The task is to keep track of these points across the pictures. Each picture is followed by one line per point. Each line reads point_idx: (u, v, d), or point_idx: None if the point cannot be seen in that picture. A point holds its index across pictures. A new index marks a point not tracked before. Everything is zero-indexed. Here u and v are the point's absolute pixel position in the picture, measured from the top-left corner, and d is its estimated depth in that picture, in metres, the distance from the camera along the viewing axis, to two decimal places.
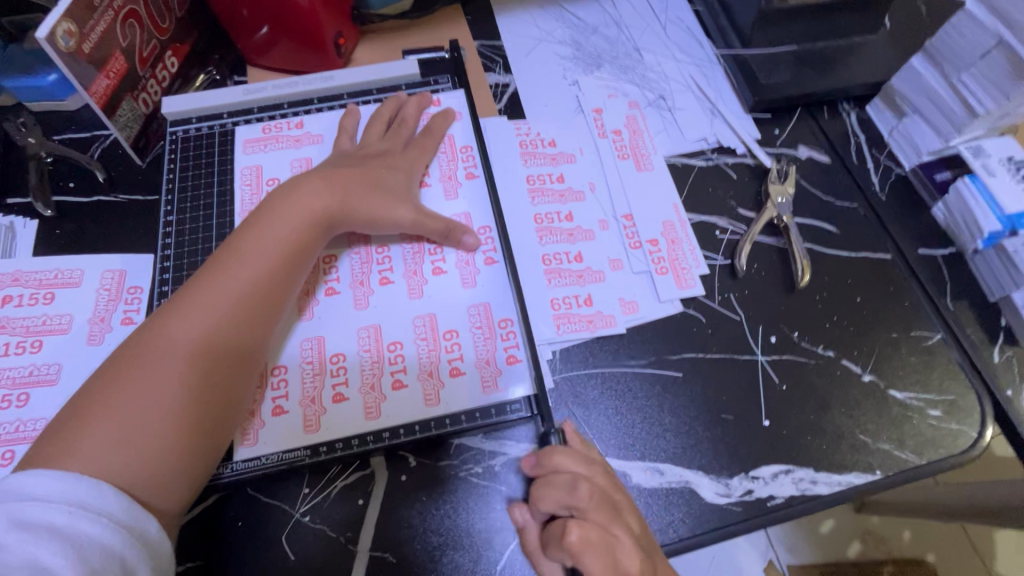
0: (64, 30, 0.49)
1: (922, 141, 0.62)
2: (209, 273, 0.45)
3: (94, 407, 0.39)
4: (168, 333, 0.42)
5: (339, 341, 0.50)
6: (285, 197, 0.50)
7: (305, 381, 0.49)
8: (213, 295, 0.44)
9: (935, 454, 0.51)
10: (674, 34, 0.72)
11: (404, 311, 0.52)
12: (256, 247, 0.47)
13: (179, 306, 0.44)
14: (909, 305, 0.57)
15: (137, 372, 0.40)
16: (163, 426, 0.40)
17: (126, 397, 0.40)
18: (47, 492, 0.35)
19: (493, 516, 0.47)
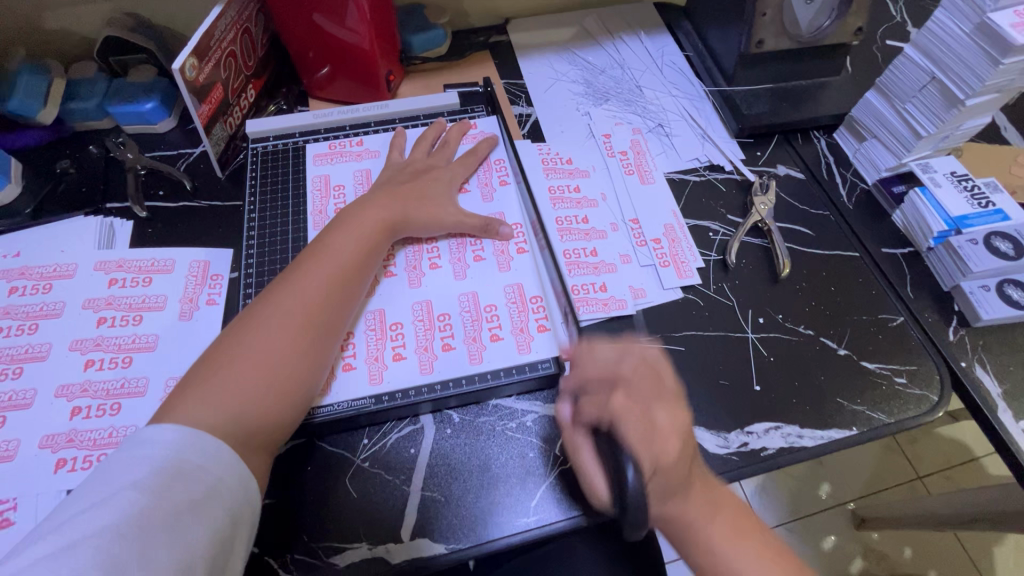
0: (190, 64, 0.61)
1: (880, 160, 0.73)
2: (300, 267, 0.56)
3: (217, 365, 0.48)
4: (273, 311, 0.52)
5: (398, 313, 0.60)
6: (361, 206, 0.61)
7: (366, 342, 0.58)
8: (307, 281, 0.54)
9: (902, 414, 0.59)
10: (669, 75, 0.86)
11: (450, 289, 0.62)
12: (336, 246, 0.57)
13: (277, 293, 0.53)
14: (875, 293, 0.67)
15: (243, 342, 0.50)
16: (270, 378, 0.49)
17: (236, 359, 0.49)
18: (169, 440, 0.43)
19: (526, 462, 0.55)
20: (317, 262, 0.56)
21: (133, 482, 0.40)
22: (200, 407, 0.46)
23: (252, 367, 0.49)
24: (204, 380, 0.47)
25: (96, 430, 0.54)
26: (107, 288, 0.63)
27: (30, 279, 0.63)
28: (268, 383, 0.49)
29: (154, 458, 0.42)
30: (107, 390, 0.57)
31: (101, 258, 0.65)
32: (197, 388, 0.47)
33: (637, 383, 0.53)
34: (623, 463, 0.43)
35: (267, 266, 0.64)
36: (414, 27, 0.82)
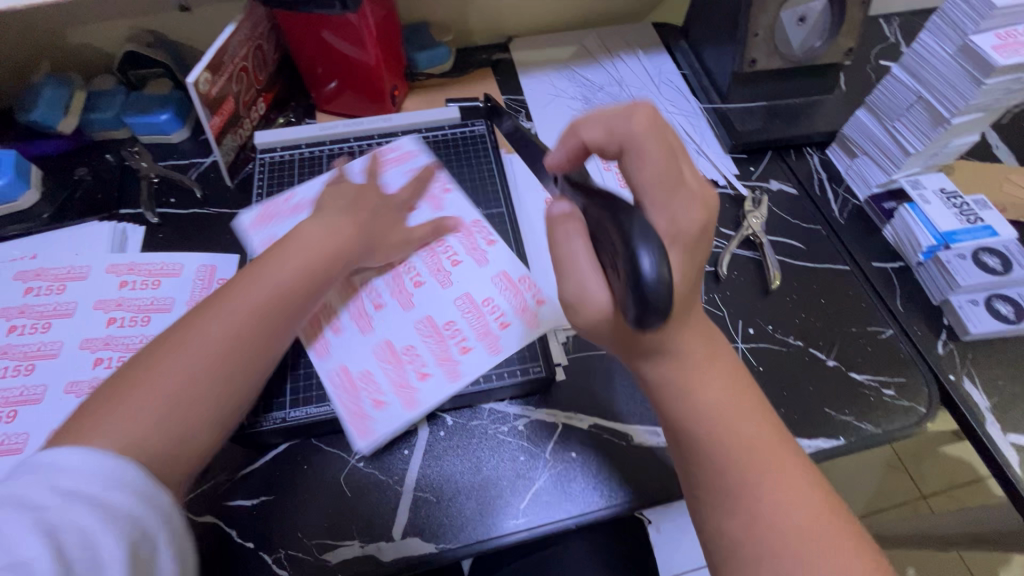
0: (204, 78, 0.64)
1: (871, 176, 0.75)
2: (231, 288, 0.51)
3: (125, 386, 0.43)
4: (197, 329, 0.47)
5: (402, 335, 0.61)
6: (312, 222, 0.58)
7: (386, 368, 0.58)
8: (244, 298, 0.50)
9: (890, 425, 0.60)
10: (666, 92, 0.88)
11: (453, 299, 0.63)
12: (278, 263, 0.53)
13: (208, 310, 0.49)
14: (865, 306, 0.68)
15: (159, 362, 0.45)
16: (190, 402, 0.44)
17: (147, 383, 0.44)
18: (85, 468, 0.37)
19: (516, 464, 0.57)
20: (256, 279, 0.52)
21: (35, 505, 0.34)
22: (102, 432, 0.40)
23: (169, 389, 0.44)
24: (111, 402, 0.42)
25: None
26: (117, 290, 0.65)
27: (44, 281, 0.65)
28: (187, 409, 0.44)
29: (67, 485, 0.35)
30: None
31: (113, 261, 0.67)
32: (97, 413, 0.42)
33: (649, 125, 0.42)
34: (636, 252, 0.34)
35: None
36: (419, 45, 0.86)
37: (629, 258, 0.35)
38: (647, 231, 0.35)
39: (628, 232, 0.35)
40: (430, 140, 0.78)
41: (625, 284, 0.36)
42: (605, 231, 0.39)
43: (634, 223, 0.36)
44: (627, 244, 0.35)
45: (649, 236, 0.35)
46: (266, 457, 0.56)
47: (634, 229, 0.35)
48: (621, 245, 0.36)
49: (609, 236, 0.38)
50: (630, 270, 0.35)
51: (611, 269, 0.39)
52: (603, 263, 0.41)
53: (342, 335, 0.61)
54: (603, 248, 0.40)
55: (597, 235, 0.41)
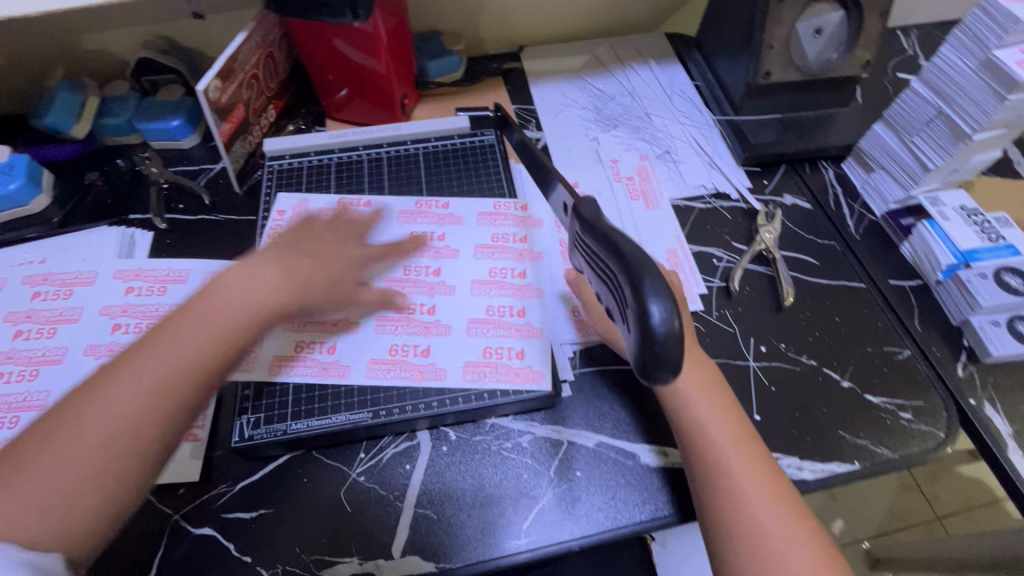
0: (214, 86, 0.64)
1: (888, 191, 0.73)
2: (151, 340, 0.45)
3: (27, 454, 0.39)
4: (110, 388, 0.42)
5: (444, 364, 0.59)
6: (253, 266, 0.52)
7: (405, 385, 0.58)
8: (175, 344, 0.45)
9: (907, 450, 0.58)
10: (678, 103, 0.87)
11: (472, 310, 0.62)
12: (208, 313, 0.48)
13: (137, 355, 0.44)
14: (882, 325, 0.66)
15: (77, 417, 0.41)
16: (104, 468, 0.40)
17: (69, 442, 0.40)
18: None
19: (520, 483, 0.55)
20: (178, 329, 0.46)
21: None
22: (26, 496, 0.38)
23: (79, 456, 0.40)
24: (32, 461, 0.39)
25: None
26: (123, 296, 0.65)
27: (52, 285, 0.65)
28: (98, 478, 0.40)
29: None
30: None
31: (120, 267, 0.67)
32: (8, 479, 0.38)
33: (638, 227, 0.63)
34: (645, 300, 0.33)
35: None
36: (431, 53, 0.85)
37: (639, 307, 0.33)
38: (656, 278, 0.34)
39: (639, 281, 0.34)
40: (439, 150, 0.78)
41: (632, 329, 0.36)
42: (615, 274, 0.37)
43: (642, 269, 0.34)
44: (638, 294, 0.34)
45: (659, 287, 0.33)
46: (266, 470, 0.56)
47: (643, 278, 0.34)
48: (631, 291, 0.34)
49: (619, 281, 0.36)
50: (637, 318, 0.34)
51: (620, 312, 0.38)
52: (612, 304, 0.40)
53: (366, 350, 0.60)
54: (611, 290, 0.39)
55: (605, 275, 0.39)
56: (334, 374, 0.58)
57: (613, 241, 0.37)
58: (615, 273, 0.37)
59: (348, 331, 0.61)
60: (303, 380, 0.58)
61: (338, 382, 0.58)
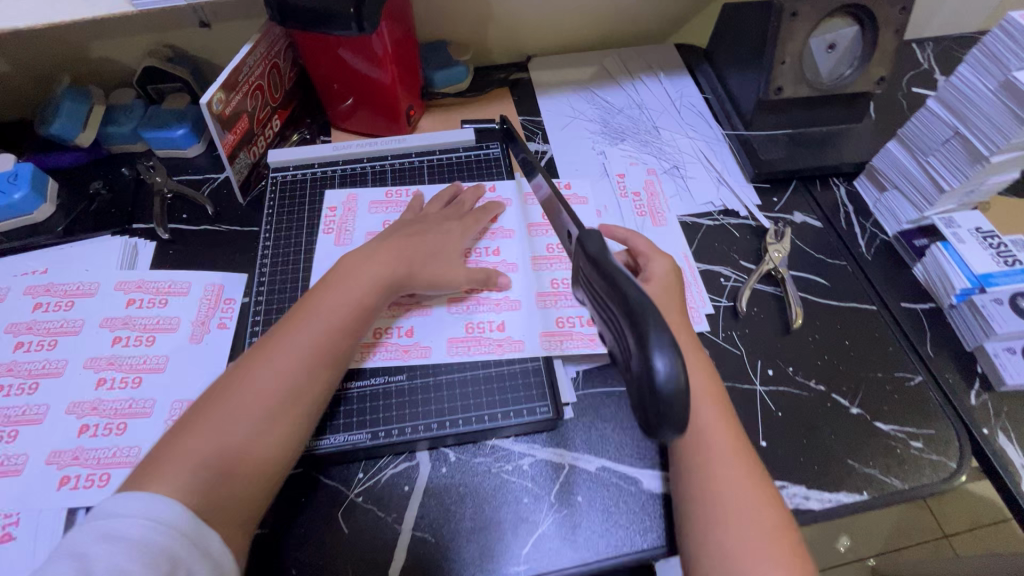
0: (218, 98, 0.64)
1: (901, 211, 0.72)
2: (274, 340, 0.53)
3: (190, 435, 0.47)
4: (246, 381, 0.50)
5: (519, 333, 0.62)
6: (356, 265, 0.59)
7: (492, 359, 0.61)
8: (294, 346, 0.52)
9: (917, 481, 0.56)
10: (687, 116, 0.86)
11: (537, 284, 0.66)
12: (316, 323, 0.54)
13: (262, 358, 0.52)
14: (893, 349, 0.64)
15: (220, 408, 0.49)
16: (257, 446, 0.48)
17: (210, 429, 0.47)
18: (132, 509, 0.42)
19: (519, 508, 0.54)
20: (296, 331, 0.53)
21: (93, 549, 0.39)
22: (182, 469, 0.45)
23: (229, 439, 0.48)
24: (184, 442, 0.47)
25: (101, 449, 0.55)
26: (124, 308, 0.65)
27: (54, 296, 0.65)
28: (249, 456, 0.48)
29: (112, 531, 0.40)
30: (114, 410, 0.58)
31: (122, 278, 0.67)
32: (164, 459, 0.46)
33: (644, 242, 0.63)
34: (648, 353, 0.32)
35: (276, 297, 0.65)
36: (437, 63, 0.85)
37: (642, 358, 0.32)
38: (661, 329, 0.32)
39: (642, 330, 0.32)
40: (444, 163, 0.77)
41: (632, 379, 0.34)
42: (618, 319, 0.35)
43: (647, 317, 0.32)
44: (642, 345, 0.32)
45: (664, 340, 0.32)
46: None
47: (648, 328, 0.32)
48: (635, 341, 0.33)
49: (622, 326, 0.35)
50: (639, 370, 0.33)
51: (623, 356, 0.36)
52: (615, 346, 0.38)
53: (443, 330, 0.62)
54: (615, 333, 0.37)
55: (608, 315, 0.37)
56: (418, 356, 0.60)
57: (617, 283, 0.35)
58: (618, 318, 0.35)
59: (421, 315, 0.63)
60: (388, 365, 0.59)
61: (426, 362, 0.60)
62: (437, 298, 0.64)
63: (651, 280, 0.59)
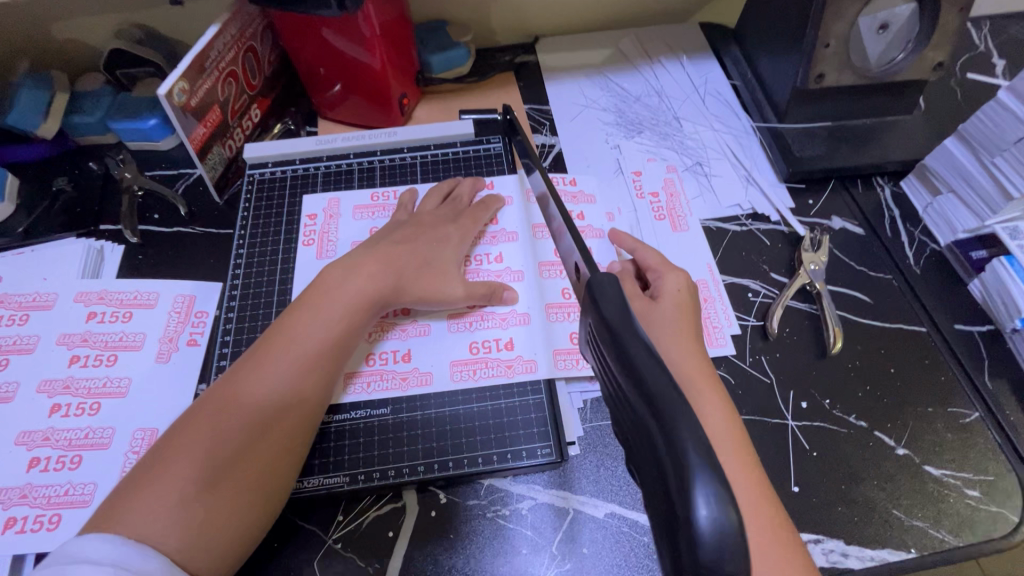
0: (180, 88, 0.56)
1: (957, 219, 0.63)
2: (249, 368, 0.46)
3: (148, 481, 0.40)
4: (215, 414, 0.43)
5: (531, 350, 0.56)
6: (340, 279, 0.52)
7: (501, 384, 0.54)
8: (286, 355, 0.47)
9: (973, 537, 0.49)
10: (712, 105, 0.77)
11: (547, 295, 0.59)
12: (309, 329, 0.48)
13: (252, 367, 0.46)
14: (945, 379, 0.57)
15: (203, 424, 0.43)
16: (226, 494, 0.41)
17: (189, 449, 0.41)
18: (95, 555, 0.34)
19: (518, 559, 0.48)
20: (272, 358, 0.47)
21: None
22: (132, 525, 0.38)
23: (194, 487, 0.40)
24: (138, 491, 0.39)
25: (53, 485, 0.50)
26: (85, 322, 0.59)
27: (7, 309, 0.60)
28: (218, 507, 0.40)
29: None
30: (69, 440, 0.52)
31: (83, 288, 0.61)
32: (112, 510, 0.39)
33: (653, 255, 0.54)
34: (687, 493, 0.23)
35: (251, 311, 0.59)
36: (433, 46, 0.76)
37: (678, 497, 0.24)
38: (701, 457, 0.24)
39: (676, 449, 0.24)
40: (439, 159, 0.69)
41: (659, 508, 0.26)
42: (636, 418, 0.27)
43: (680, 431, 0.24)
44: (678, 481, 0.24)
45: (707, 474, 0.23)
46: None
47: (684, 448, 0.24)
48: (667, 469, 0.24)
49: (642, 429, 0.27)
50: (671, 508, 0.25)
51: (642, 465, 0.28)
52: (630, 443, 0.30)
53: (442, 351, 0.55)
54: (630, 430, 0.29)
55: (623, 404, 0.29)
56: (417, 383, 0.54)
57: (637, 368, 0.27)
58: (637, 416, 0.27)
59: (418, 334, 0.56)
60: (384, 395, 0.53)
61: (429, 390, 0.53)
62: (434, 313, 0.57)
63: (660, 297, 0.50)
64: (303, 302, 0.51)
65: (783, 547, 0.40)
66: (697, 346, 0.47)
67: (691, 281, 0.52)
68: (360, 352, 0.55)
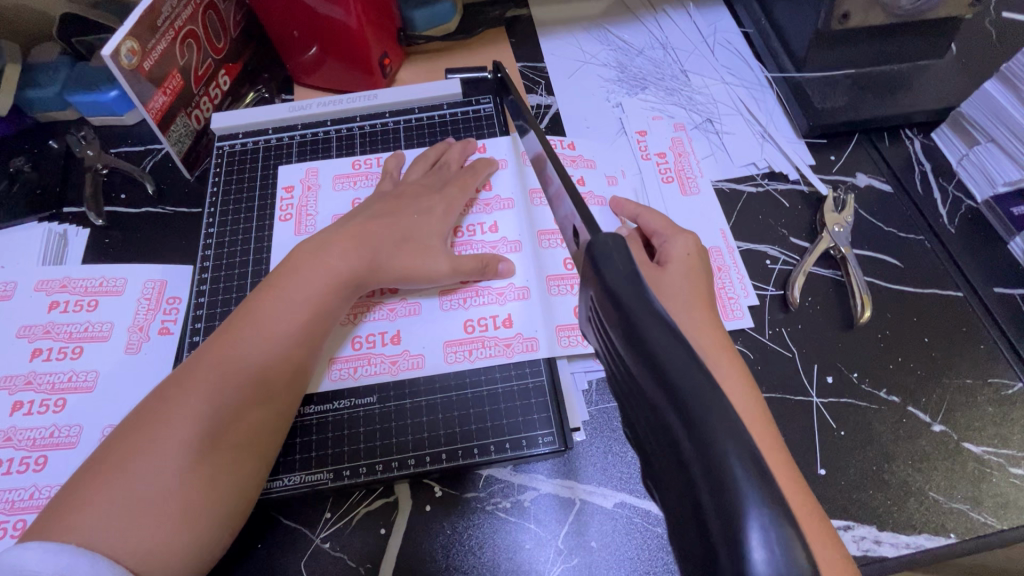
0: (128, 48, 0.50)
1: (996, 170, 0.57)
2: (209, 354, 0.42)
3: (103, 484, 0.36)
4: (172, 406, 0.39)
5: (531, 326, 0.51)
6: (312, 256, 0.47)
7: (498, 365, 0.50)
8: (254, 337, 0.43)
9: (1019, 519, 0.45)
10: (723, 56, 0.71)
11: (547, 267, 0.54)
12: (279, 310, 0.44)
13: (215, 352, 0.42)
14: (984, 348, 0.52)
15: (161, 420, 0.38)
16: (189, 500, 0.37)
17: (148, 445, 0.37)
18: (41, 567, 0.31)
19: (521, 555, 0.44)
20: (236, 342, 0.42)
21: None
22: (84, 538, 0.34)
23: (153, 492, 0.36)
24: (89, 500, 0.35)
25: (17, 489, 0.47)
26: (47, 313, 0.55)
27: None
28: (180, 514, 0.36)
29: None
30: (33, 440, 0.49)
31: (44, 276, 0.57)
32: (63, 519, 0.35)
33: (656, 218, 0.49)
34: (733, 518, 0.19)
35: (223, 295, 0.54)
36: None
37: (720, 526, 0.19)
38: (750, 470, 0.19)
39: (711, 458, 0.19)
40: (423, 124, 0.63)
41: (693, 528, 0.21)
42: (654, 415, 0.22)
43: (718, 436, 0.19)
44: (720, 506, 0.19)
45: (755, 491, 0.18)
46: None
47: (727, 457, 0.19)
48: (702, 487, 0.20)
49: (661, 428, 0.22)
50: (707, 537, 0.20)
51: (662, 471, 0.24)
52: (644, 443, 0.25)
53: (434, 331, 0.51)
54: (643, 428, 0.24)
55: (633, 397, 0.24)
56: (408, 367, 0.49)
57: (652, 351, 0.22)
58: (651, 408, 0.22)
59: (406, 313, 0.52)
60: (372, 381, 0.49)
61: (421, 374, 0.49)
62: (424, 290, 0.52)
63: (666, 264, 0.44)
64: (271, 281, 0.46)
65: (818, 536, 0.35)
66: (711, 316, 0.43)
67: (701, 244, 0.47)
68: (342, 336, 0.50)
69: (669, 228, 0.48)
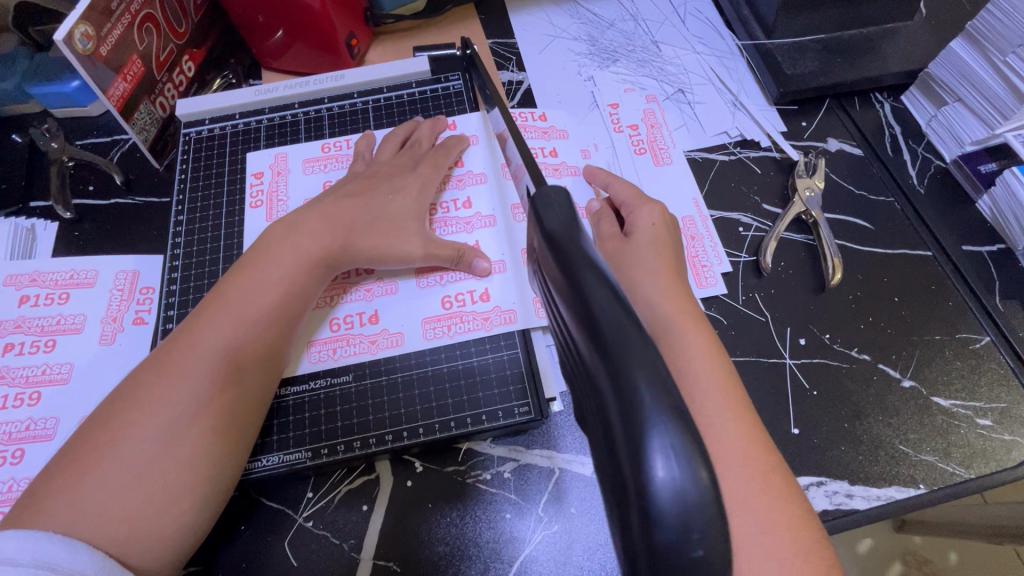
0: (82, 33, 0.49)
1: (964, 130, 0.57)
2: (176, 340, 0.41)
3: (76, 471, 0.36)
4: (145, 391, 0.39)
5: (507, 300, 0.51)
6: (280, 238, 0.47)
7: (475, 339, 0.50)
8: (221, 321, 0.42)
9: (985, 468, 0.46)
10: (693, 26, 0.71)
11: (521, 241, 0.54)
12: (249, 293, 0.44)
13: (185, 337, 0.42)
14: (953, 305, 0.53)
15: (133, 406, 0.38)
16: (163, 485, 0.37)
17: (121, 429, 0.37)
18: (16, 554, 0.31)
19: (502, 524, 0.45)
20: (206, 325, 0.42)
21: None
22: (59, 523, 0.34)
23: (127, 478, 0.36)
24: (63, 490, 0.35)
25: None
26: (17, 308, 0.54)
27: None
28: (157, 499, 0.36)
29: None
30: (11, 434, 0.48)
31: (12, 271, 0.56)
32: (38, 507, 0.35)
33: (626, 187, 0.49)
34: (639, 456, 0.19)
35: (194, 282, 0.54)
36: None
37: (626, 448, 0.20)
38: (670, 413, 0.19)
39: (623, 387, 0.20)
40: (393, 104, 0.63)
41: None
42: (586, 360, 0.23)
43: (633, 366, 0.20)
44: (628, 432, 0.19)
45: (659, 415, 0.19)
46: None
47: (637, 386, 0.20)
48: (616, 421, 0.20)
49: (594, 384, 0.22)
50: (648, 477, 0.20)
51: (594, 418, 0.24)
52: (583, 395, 0.26)
53: (412, 308, 0.51)
54: (584, 390, 0.25)
55: (575, 350, 0.25)
56: (387, 346, 0.50)
57: (586, 297, 0.22)
58: (585, 354, 0.23)
59: (383, 293, 0.52)
60: (350, 361, 0.49)
61: (399, 352, 0.49)
62: (400, 270, 0.52)
63: (633, 233, 0.45)
64: (241, 266, 0.46)
65: (782, 488, 0.36)
66: (680, 280, 0.43)
67: (669, 212, 0.47)
68: (319, 318, 0.51)
69: (637, 197, 0.48)
